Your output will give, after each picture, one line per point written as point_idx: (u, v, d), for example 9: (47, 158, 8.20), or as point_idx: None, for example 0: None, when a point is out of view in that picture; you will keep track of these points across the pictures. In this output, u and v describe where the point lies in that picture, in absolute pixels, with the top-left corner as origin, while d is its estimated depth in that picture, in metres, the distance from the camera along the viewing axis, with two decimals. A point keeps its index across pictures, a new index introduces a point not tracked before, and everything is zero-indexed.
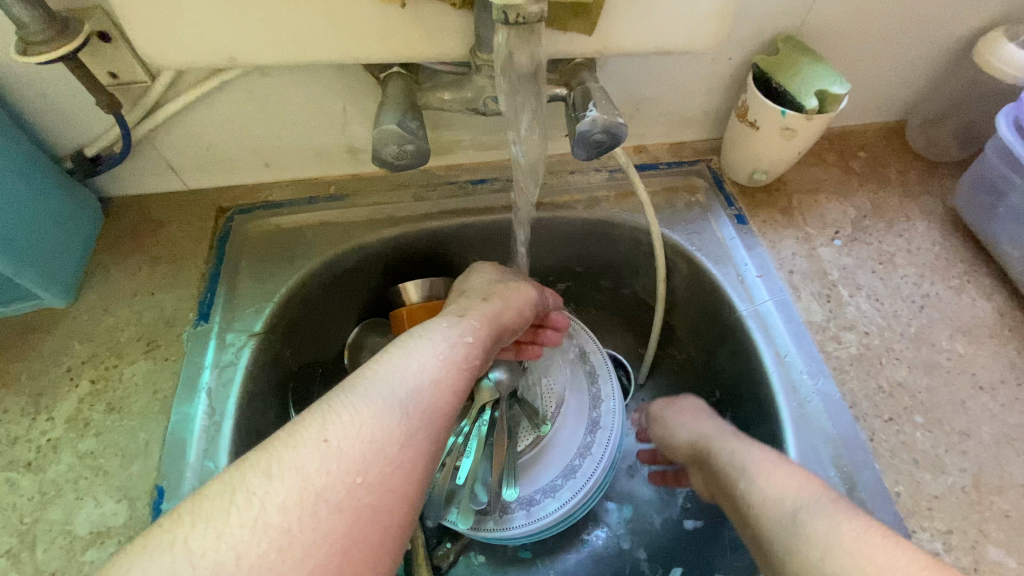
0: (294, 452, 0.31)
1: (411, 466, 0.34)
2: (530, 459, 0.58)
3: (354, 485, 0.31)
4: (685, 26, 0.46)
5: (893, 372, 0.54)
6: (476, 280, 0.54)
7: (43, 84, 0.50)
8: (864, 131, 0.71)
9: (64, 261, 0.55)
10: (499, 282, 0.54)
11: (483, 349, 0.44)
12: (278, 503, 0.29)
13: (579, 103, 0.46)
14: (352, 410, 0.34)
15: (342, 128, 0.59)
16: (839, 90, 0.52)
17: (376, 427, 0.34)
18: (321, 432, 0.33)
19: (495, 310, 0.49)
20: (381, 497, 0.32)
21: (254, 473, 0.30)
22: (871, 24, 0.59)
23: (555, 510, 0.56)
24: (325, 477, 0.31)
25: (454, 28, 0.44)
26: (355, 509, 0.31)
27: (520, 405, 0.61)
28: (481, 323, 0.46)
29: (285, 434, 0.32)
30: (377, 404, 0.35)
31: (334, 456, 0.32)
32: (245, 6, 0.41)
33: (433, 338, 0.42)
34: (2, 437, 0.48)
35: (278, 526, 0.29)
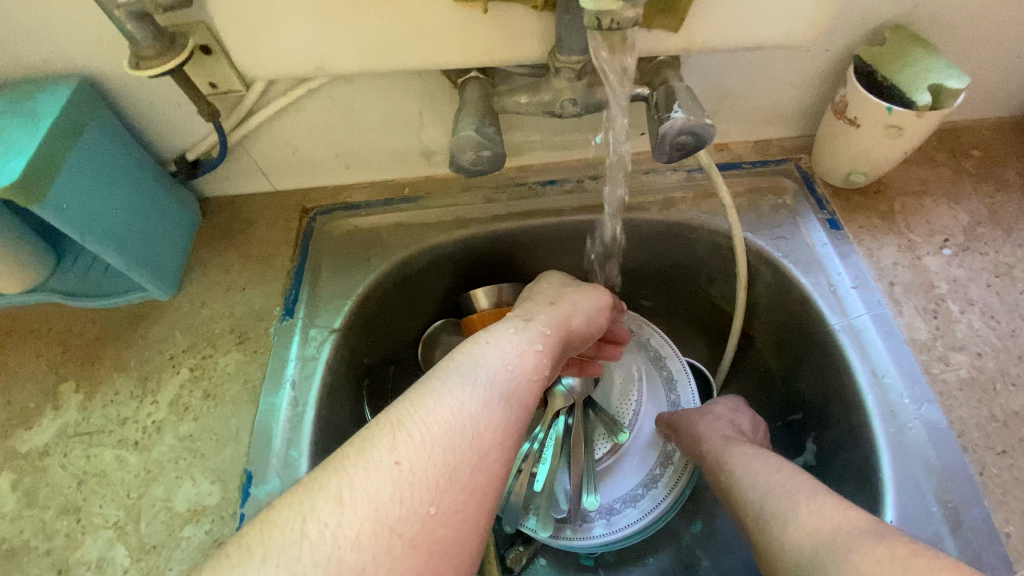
0: (366, 476, 0.32)
1: (482, 492, 0.35)
2: (607, 467, 0.57)
3: (428, 515, 0.32)
4: (780, 20, 0.43)
5: (1009, 400, 0.48)
6: (545, 286, 0.53)
7: (153, 95, 0.54)
8: (980, 126, 0.64)
9: (168, 258, 0.59)
10: (566, 286, 0.53)
11: (551, 358, 0.44)
12: (351, 539, 0.30)
13: (662, 104, 0.44)
14: (422, 429, 0.35)
15: (418, 131, 0.60)
16: (957, 84, 0.47)
17: (447, 450, 0.35)
18: (392, 455, 0.33)
19: (564, 317, 0.48)
20: (454, 528, 0.33)
21: (325, 501, 0.31)
22: (998, 7, 0.52)
23: (637, 520, 0.54)
24: (399, 507, 0.31)
25: (534, 31, 0.44)
26: (429, 543, 0.31)
27: (596, 412, 0.60)
28: (549, 330, 0.46)
29: (355, 453, 0.33)
30: (448, 423, 0.36)
31: (406, 483, 0.32)
32: (334, 16, 0.43)
33: (501, 346, 0.42)
34: (113, 417, 0.53)
35: (351, 564, 0.29)
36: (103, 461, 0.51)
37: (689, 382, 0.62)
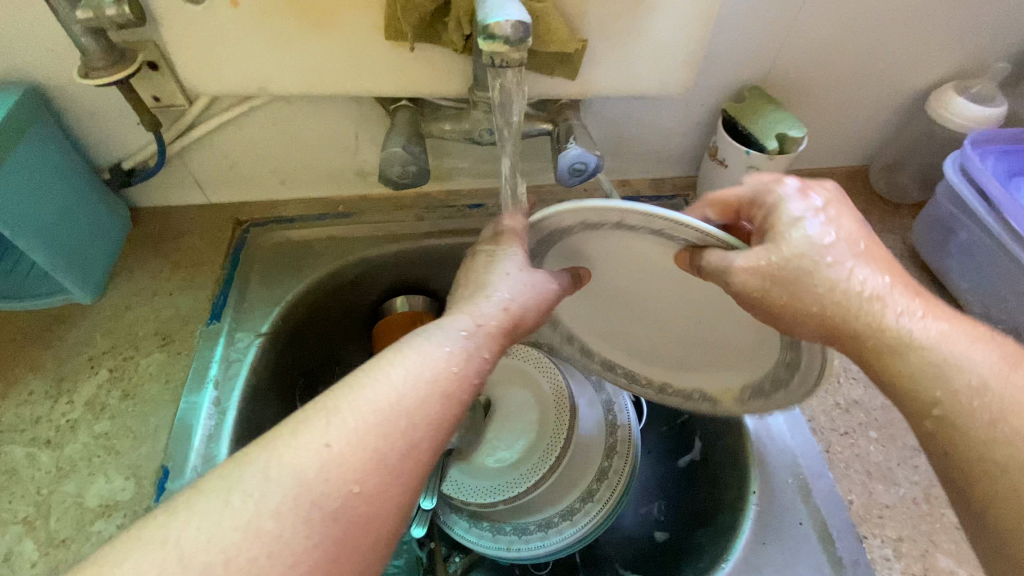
0: (292, 453, 0.33)
1: (410, 478, 0.35)
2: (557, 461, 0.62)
3: (350, 494, 0.33)
4: (658, 74, 0.53)
5: (850, 391, 0.57)
6: (474, 261, 0.46)
7: (94, 104, 0.57)
8: (832, 173, 0.78)
9: (94, 263, 0.60)
10: (500, 259, 0.45)
11: (501, 344, 0.42)
12: (272, 508, 0.31)
13: (562, 136, 0.52)
14: (358, 413, 0.35)
15: (355, 153, 0.66)
16: (796, 133, 0.58)
17: (379, 434, 0.35)
18: (323, 437, 0.34)
19: (505, 301, 0.43)
20: (377, 505, 0.33)
21: (250, 474, 0.32)
22: (831, 78, 0.66)
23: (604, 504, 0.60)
24: (322, 484, 0.32)
25: (456, 68, 0.51)
26: (349, 519, 0.32)
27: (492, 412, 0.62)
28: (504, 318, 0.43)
29: (287, 432, 0.34)
30: (385, 410, 0.35)
31: (333, 464, 0.33)
32: (277, 43, 0.48)
33: (448, 335, 0.40)
34: (25, 416, 0.53)
35: (268, 531, 0.30)
36: (11, 460, 0.50)
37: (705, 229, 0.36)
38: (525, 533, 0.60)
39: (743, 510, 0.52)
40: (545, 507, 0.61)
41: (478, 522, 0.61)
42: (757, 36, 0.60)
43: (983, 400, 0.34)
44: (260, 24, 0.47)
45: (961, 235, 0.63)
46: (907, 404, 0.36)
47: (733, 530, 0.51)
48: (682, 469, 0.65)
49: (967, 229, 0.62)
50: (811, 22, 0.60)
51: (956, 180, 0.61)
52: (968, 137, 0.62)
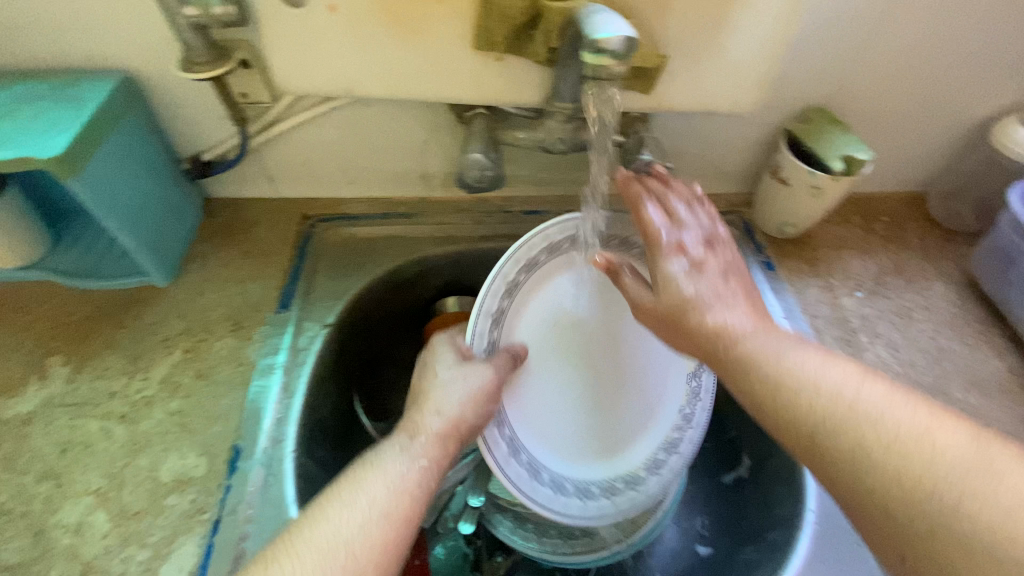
0: None
1: None
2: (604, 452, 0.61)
3: None
4: (731, 93, 0.54)
5: None
6: (425, 369, 0.50)
7: (185, 98, 0.60)
8: (887, 198, 0.78)
9: (170, 248, 0.63)
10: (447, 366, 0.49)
11: (440, 463, 0.43)
12: None
13: (635, 146, 0.56)
14: (298, 562, 0.35)
15: (421, 156, 0.68)
16: (863, 156, 0.59)
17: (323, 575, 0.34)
18: None
19: (449, 415, 0.45)
20: None
21: None
22: (896, 103, 0.66)
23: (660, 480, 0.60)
24: None
25: (535, 78, 0.52)
26: None
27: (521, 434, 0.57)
28: (442, 436, 0.44)
29: None
30: (327, 554, 0.35)
31: None
32: (368, 48, 0.50)
33: (387, 466, 0.41)
34: (103, 391, 0.55)
35: None
36: (89, 432, 0.52)
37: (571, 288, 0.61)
38: (564, 492, 0.56)
39: (798, 528, 0.52)
40: (587, 475, 0.60)
41: (516, 453, 0.54)
42: (826, 58, 0.61)
43: (921, 450, 0.34)
44: (354, 29, 0.49)
45: None
46: (842, 486, 0.36)
47: (787, 547, 0.51)
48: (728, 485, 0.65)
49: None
50: (881, 47, 0.60)
51: None
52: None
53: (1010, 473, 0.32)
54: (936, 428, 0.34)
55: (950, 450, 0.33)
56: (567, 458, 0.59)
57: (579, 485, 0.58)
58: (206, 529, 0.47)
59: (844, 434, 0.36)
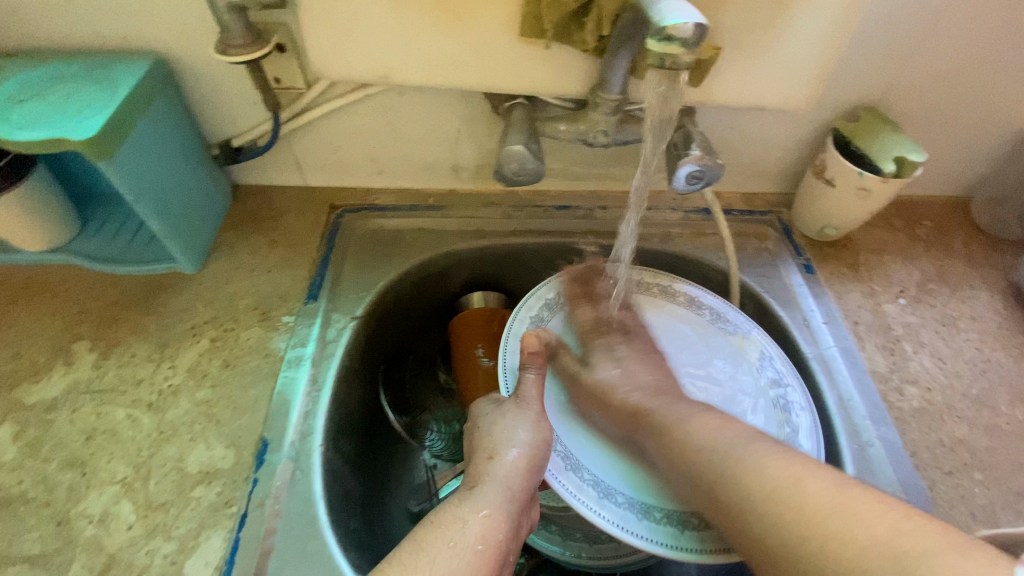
0: None
1: None
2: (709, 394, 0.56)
3: None
4: (782, 88, 0.52)
5: (953, 429, 0.55)
6: (494, 424, 0.47)
7: (216, 81, 0.58)
8: (931, 202, 0.75)
9: (200, 236, 0.62)
10: (510, 421, 0.46)
11: (516, 511, 0.43)
12: None
13: (681, 143, 0.51)
14: None
15: (453, 147, 0.66)
16: (917, 158, 0.56)
17: None
18: None
19: (517, 458, 0.45)
20: None
21: None
22: (950, 103, 0.64)
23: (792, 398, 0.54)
24: None
25: (580, 69, 0.51)
26: None
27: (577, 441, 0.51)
28: (517, 483, 0.44)
29: None
30: None
31: None
32: (409, 33, 0.49)
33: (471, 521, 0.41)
34: (129, 378, 0.54)
35: None
36: (115, 419, 0.52)
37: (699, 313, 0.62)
38: (652, 515, 0.47)
39: None
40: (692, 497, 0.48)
41: (577, 469, 0.49)
42: (881, 54, 0.58)
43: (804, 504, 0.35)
44: (396, 13, 0.48)
45: None
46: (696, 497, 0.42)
47: None
48: None
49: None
50: (939, 44, 0.58)
51: None
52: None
53: (854, 500, 0.34)
54: (800, 471, 0.37)
55: (851, 526, 0.32)
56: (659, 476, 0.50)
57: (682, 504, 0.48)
58: (234, 522, 0.46)
59: (728, 484, 0.39)
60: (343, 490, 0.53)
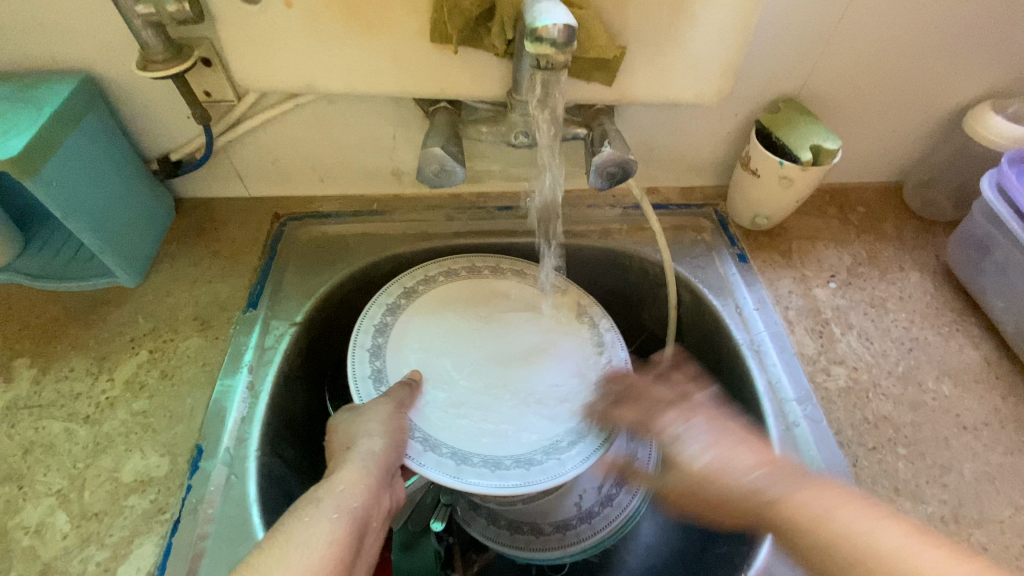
0: None
1: None
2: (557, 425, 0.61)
3: None
4: (693, 83, 0.54)
5: (878, 407, 0.57)
6: (347, 420, 0.50)
7: (148, 96, 0.59)
8: (865, 189, 0.77)
9: (140, 250, 0.63)
10: (363, 415, 0.50)
11: (375, 491, 0.45)
12: None
13: (597, 140, 0.53)
14: None
15: (391, 153, 0.68)
16: (832, 145, 0.59)
17: None
18: None
19: (372, 449, 0.47)
20: None
21: None
22: (868, 93, 0.66)
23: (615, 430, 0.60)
24: None
25: (495, 71, 0.52)
26: None
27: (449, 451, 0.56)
28: (372, 466, 0.46)
29: None
30: None
31: None
32: (326, 43, 0.50)
33: (331, 500, 0.42)
34: (66, 392, 0.55)
35: None
36: (51, 433, 0.52)
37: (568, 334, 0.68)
38: (499, 468, 0.56)
39: None
40: (523, 449, 0.59)
41: (435, 447, 0.55)
42: (794, 46, 0.60)
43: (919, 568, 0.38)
44: (312, 25, 0.49)
45: (997, 253, 0.62)
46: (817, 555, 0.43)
47: (755, 541, 0.51)
48: None
49: (1002, 247, 0.61)
50: (850, 34, 0.60)
51: (994, 199, 0.61)
52: (1005, 155, 0.62)
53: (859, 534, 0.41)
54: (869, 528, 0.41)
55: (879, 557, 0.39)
56: (493, 441, 0.59)
57: (517, 458, 0.58)
58: (167, 528, 0.47)
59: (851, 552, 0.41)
60: (283, 492, 0.54)
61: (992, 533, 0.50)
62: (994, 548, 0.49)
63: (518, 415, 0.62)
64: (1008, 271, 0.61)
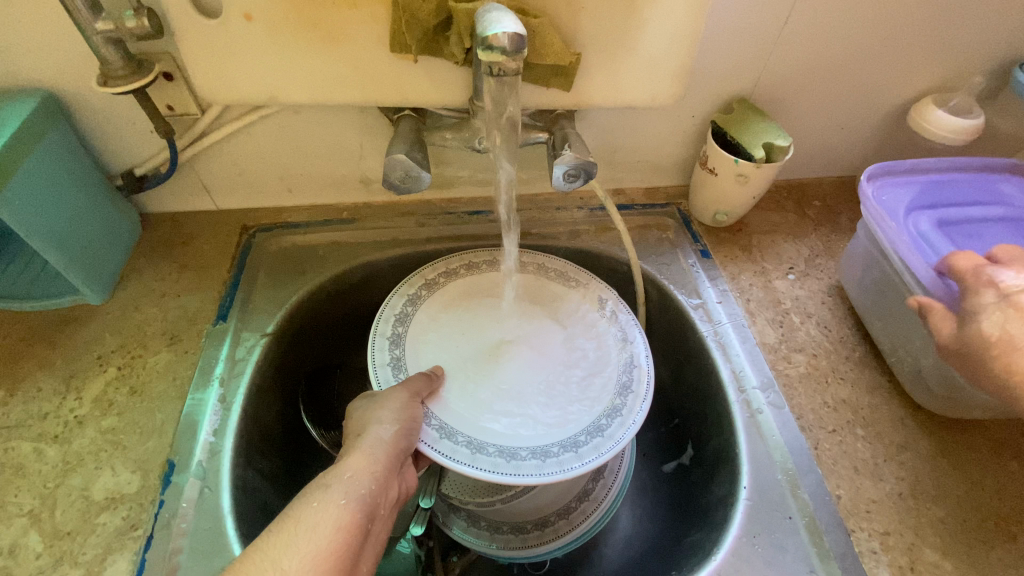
0: None
1: None
2: (582, 411, 0.57)
3: None
4: (647, 87, 0.56)
5: (837, 391, 0.59)
6: (362, 407, 0.49)
7: (108, 112, 0.59)
8: (820, 184, 0.81)
9: (105, 265, 0.62)
10: (379, 402, 0.49)
11: (385, 477, 0.44)
12: None
13: (558, 144, 0.55)
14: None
15: (359, 162, 0.68)
16: (783, 142, 0.61)
17: None
18: None
19: (382, 435, 0.46)
20: None
21: None
22: (817, 91, 0.69)
23: (642, 407, 0.55)
24: None
25: (456, 78, 0.53)
26: None
27: (465, 439, 0.52)
28: (382, 453, 0.45)
29: None
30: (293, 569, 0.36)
31: None
32: (287, 55, 0.51)
33: (340, 485, 0.42)
34: (33, 413, 0.54)
35: None
36: (19, 454, 0.51)
37: (586, 310, 0.64)
38: (515, 459, 0.52)
39: (733, 505, 0.53)
40: (542, 440, 0.54)
41: (451, 436, 0.52)
42: (744, 49, 0.63)
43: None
44: (274, 37, 0.50)
45: (876, 272, 0.61)
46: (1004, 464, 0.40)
47: (723, 524, 0.52)
48: (667, 475, 0.67)
49: (879, 267, 0.60)
50: (796, 37, 0.63)
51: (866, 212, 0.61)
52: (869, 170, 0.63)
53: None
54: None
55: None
56: (512, 433, 0.55)
57: (535, 450, 0.53)
58: (140, 545, 0.47)
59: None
60: (259, 504, 0.54)
61: (950, 507, 0.52)
62: (952, 522, 0.51)
63: (536, 406, 0.58)
64: (881, 291, 0.61)
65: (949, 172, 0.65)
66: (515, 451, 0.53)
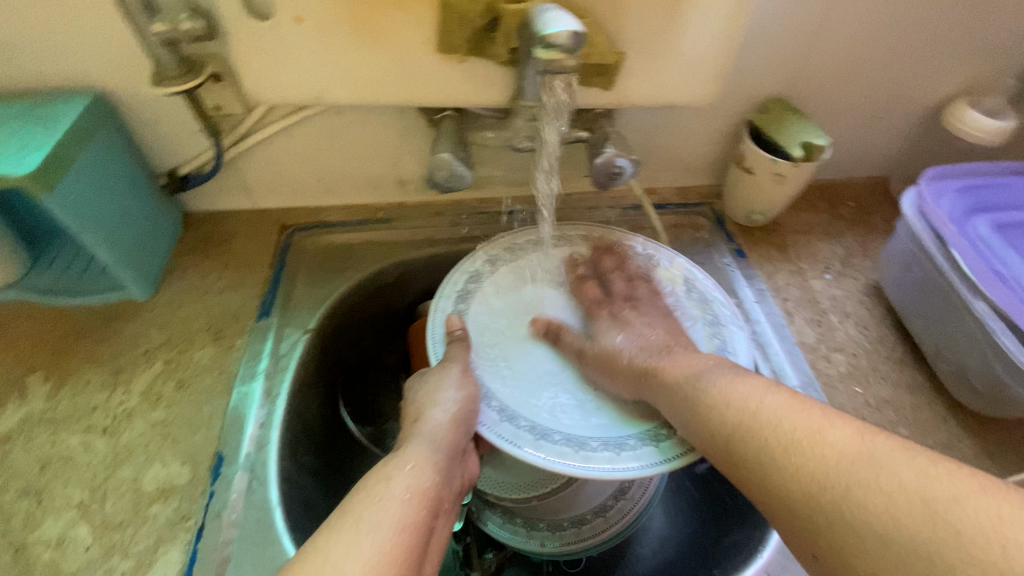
0: None
1: None
2: None
3: None
4: (688, 86, 0.56)
5: (878, 391, 0.59)
6: (419, 388, 0.50)
7: (157, 112, 0.61)
8: (853, 184, 0.80)
9: (150, 262, 0.63)
10: (434, 382, 0.50)
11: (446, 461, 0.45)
12: None
13: (599, 142, 0.56)
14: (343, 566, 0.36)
15: (397, 163, 0.69)
16: (821, 141, 0.61)
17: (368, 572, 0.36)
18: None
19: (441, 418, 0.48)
20: None
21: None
22: (853, 91, 0.69)
23: None
24: None
25: (499, 78, 0.54)
26: None
27: (530, 424, 0.50)
28: (442, 438, 0.47)
29: None
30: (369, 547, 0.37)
31: None
32: (334, 56, 0.52)
33: (404, 470, 0.43)
34: (83, 406, 0.55)
35: None
36: (70, 446, 0.52)
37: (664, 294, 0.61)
38: (584, 449, 0.49)
39: None
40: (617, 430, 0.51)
41: (513, 419, 0.51)
42: (781, 49, 0.63)
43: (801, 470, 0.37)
44: (322, 39, 0.51)
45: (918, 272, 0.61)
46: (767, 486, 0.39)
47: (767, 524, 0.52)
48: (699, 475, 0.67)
49: (922, 266, 0.60)
50: (834, 37, 0.63)
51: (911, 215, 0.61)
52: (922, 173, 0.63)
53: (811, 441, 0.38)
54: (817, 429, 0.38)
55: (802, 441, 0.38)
56: (583, 422, 0.52)
57: (608, 440, 0.50)
58: (191, 535, 0.47)
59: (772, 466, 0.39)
60: (302, 497, 0.54)
61: None
62: None
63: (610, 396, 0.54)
64: (924, 290, 0.60)
65: (1007, 176, 0.64)
66: (585, 439, 0.50)
